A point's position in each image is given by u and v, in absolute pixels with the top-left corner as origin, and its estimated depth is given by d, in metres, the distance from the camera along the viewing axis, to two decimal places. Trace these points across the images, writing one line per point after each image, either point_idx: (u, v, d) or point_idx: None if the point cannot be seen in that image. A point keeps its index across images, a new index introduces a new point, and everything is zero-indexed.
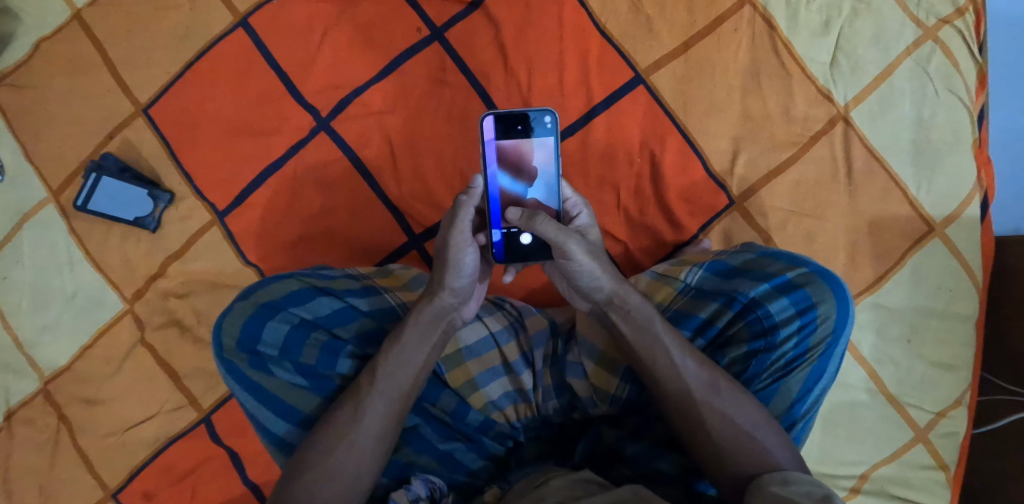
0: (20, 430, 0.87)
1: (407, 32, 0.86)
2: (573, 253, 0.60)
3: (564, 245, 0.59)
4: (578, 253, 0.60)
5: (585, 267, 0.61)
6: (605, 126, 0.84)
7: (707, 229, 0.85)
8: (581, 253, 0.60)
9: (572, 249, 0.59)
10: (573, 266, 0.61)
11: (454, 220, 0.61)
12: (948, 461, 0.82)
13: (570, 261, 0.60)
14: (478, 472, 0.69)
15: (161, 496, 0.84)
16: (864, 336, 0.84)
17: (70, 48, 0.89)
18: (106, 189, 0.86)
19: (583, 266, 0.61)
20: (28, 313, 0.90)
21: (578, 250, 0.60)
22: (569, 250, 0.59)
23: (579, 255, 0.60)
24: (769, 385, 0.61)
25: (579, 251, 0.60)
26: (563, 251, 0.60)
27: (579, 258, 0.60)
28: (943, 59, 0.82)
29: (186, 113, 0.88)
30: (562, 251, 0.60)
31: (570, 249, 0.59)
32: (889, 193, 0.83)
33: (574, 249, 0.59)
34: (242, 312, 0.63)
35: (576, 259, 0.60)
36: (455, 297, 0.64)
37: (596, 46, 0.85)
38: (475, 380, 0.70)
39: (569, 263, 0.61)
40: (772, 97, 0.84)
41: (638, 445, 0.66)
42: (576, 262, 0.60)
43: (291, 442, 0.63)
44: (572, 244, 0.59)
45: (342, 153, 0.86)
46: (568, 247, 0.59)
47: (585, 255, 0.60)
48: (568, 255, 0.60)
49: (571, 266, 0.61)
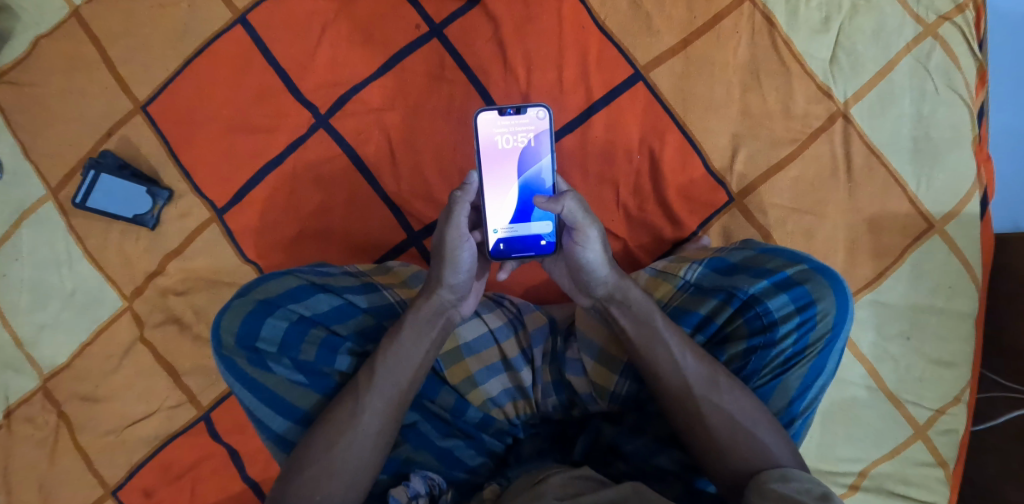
0: (20, 427, 0.87)
1: (407, 28, 0.86)
2: (589, 240, 0.61)
3: (586, 230, 0.60)
4: (595, 241, 0.61)
5: (598, 256, 0.62)
6: (604, 123, 0.84)
7: (707, 225, 0.85)
8: (597, 242, 0.61)
9: (592, 235, 0.60)
10: (585, 255, 0.61)
11: (450, 216, 0.61)
12: (947, 458, 0.82)
13: (584, 248, 0.61)
14: (478, 469, 0.69)
15: (161, 494, 0.84)
16: (863, 333, 0.84)
17: (70, 45, 0.89)
18: (106, 186, 0.86)
19: (595, 255, 0.61)
20: (27, 312, 0.89)
21: (596, 238, 0.61)
22: (589, 235, 0.60)
23: (594, 244, 0.61)
24: (768, 382, 0.62)
25: (596, 239, 0.61)
26: (582, 236, 0.61)
27: (593, 246, 0.61)
28: (943, 56, 0.82)
29: (185, 110, 0.88)
30: (580, 236, 0.61)
31: (590, 235, 0.60)
32: (888, 189, 0.83)
33: (592, 236, 0.61)
34: (242, 308, 0.63)
35: (591, 248, 0.61)
36: (454, 293, 0.64)
37: (596, 42, 0.84)
38: (475, 376, 0.70)
39: (583, 250, 0.61)
40: (772, 93, 0.84)
41: (637, 442, 0.66)
42: (590, 249, 0.61)
43: (291, 439, 0.63)
44: (592, 230, 0.61)
45: (342, 149, 0.86)
46: (588, 232, 0.60)
47: (598, 245, 0.61)
48: (584, 242, 0.61)
49: (581, 255, 0.62)
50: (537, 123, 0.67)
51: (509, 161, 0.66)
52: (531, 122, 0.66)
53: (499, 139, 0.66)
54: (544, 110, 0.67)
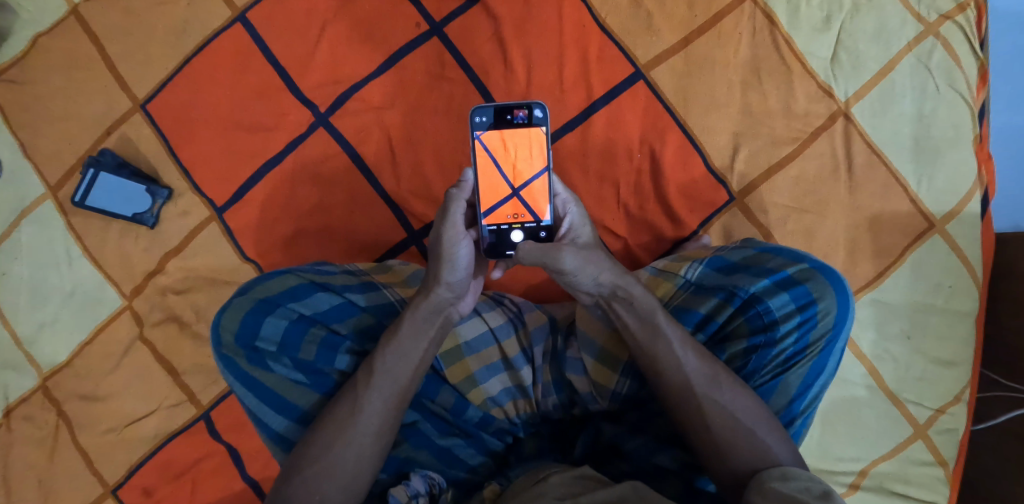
0: (20, 426, 0.87)
1: (406, 26, 0.86)
2: (565, 262, 0.60)
3: (554, 258, 0.60)
4: (569, 262, 0.60)
5: (579, 272, 0.61)
6: (605, 121, 0.84)
7: (707, 225, 0.85)
8: (573, 260, 0.60)
9: (562, 261, 0.60)
10: (567, 276, 0.61)
11: (446, 215, 0.61)
12: (948, 457, 0.82)
13: (564, 271, 0.61)
14: (478, 469, 0.69)
15: (161, 492, 0.84)
16: (864, 332, 0.84)
17: (69, 43, 0.89)
18: (105, 184, 0.85)
19: (578, 272, 0.61)
20: (27, 310, 0.89)
21: (569, 258, 0.60)
22: (559, 262, 0.60)
23: (573, 261, 0.60)
24: (768, 381, 0.62)
25: (570, 259, 0.60)
26: (555, 263, 0.60)
27: (572, 265, 0.60)
28: (944, 55, 0.82)
29: (185, 108, 0.87)
30: (554, 264, 0.60)
31: (560, 262, 0.60)
32: (889, 188, 0.83)
33: (564, 260, 0.60)
34: (242, 307, 0.63)
35: (570, 269, 0.60)
36: (451, 292, 0.64)
37: (597, 41, 0.84)
38: (475, 376, 0.70)
39: (564, 272, 0.61)
40: (772, 92, 0.84)
41: (638, 440, 0.66)
42: (570, 271, 0.61)
43: (291, 438, 0.63)
44: (561, 256, 0.60)
45: (342, 148, 0.86)
46: (557, 260, 0.60)
47: (576, 260, 0.60)
48: (561, 267, 0.60)
49: (565, 275, 0.61)
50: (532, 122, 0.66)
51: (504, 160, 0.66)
52: (515, 120, 0.66)
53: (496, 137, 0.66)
54: (542, 110, 0.66)
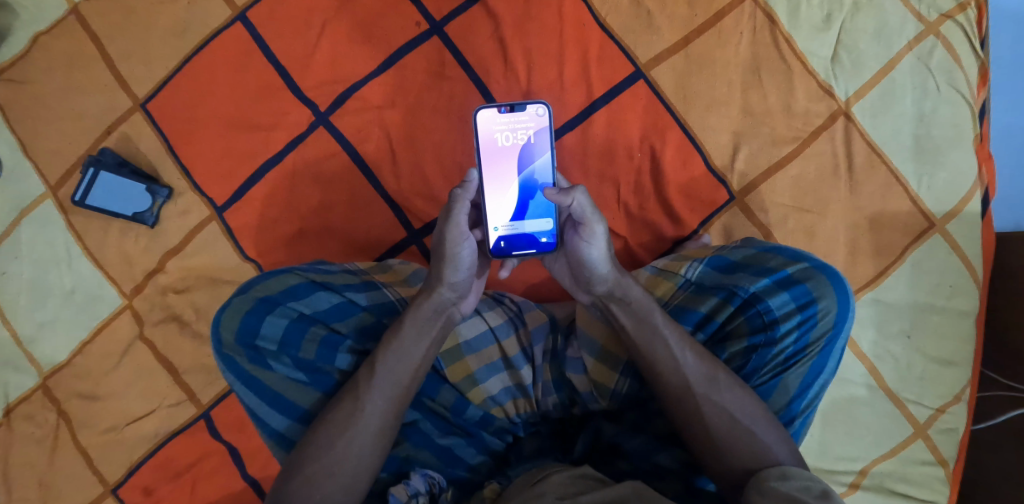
0: (20, 425, 0.87)
1: (407, 25, 0.86)
2: (594, 236, 0.61)
3: (592, 224, 0.60)
4: (600, 236, 0.61)
5: (601, 252, 0.62)
6: (605, 121, 0.84)
7: (707, 224, 0.85)
8: (602, 239, 0.61)
9: (597, 231, 0.61)
10: (588, 251, 0.62)
11: (450, 215, 0.60)
12: (947, 457, 0.82)
13: (588, 245, 0.61)
14: (478, 468, 0.69)
15: (161, 492, 0.84)
16: (864, 332, 0.84)
17: (69, 43, 0.89)
18: (105, 183, 0.86)
19: (599, 251, 0.62)
20: (27, 309, 0.89)
21: (601, 235, 0.61)
22: (596, 230, 0.61)
23: (598, 241, 0.62)
24: (768, 381, 0.61)
25: (600, 236, 0.61)
26: (588, 231, 0.61)
27: (597, 244, 0.61)
28: (945, 54, 0.82)
29: (185, 107, 0.87)
30: (586, 231, 0.61)
31: (596, 230, 0.61)
32: (889, 187, 0.83)
33: (597, 232, 0.61)
34: (242, 306, 0.63)
35: (595, 244, 0.61)
36: (453, 291, 0.64)
37: (597, 40, 0.84)
38: (475, 375, 0.70)
39: (587, 247, 0.61)
40: (772, 92, 0.84)
41: (638, 440, 0.66)
42: (594, 247, 0.61)
43: (291, 437, 0.63)
44: (598, 226, 0.61)
45: (341, 147, 0.86)
46: (594, 227, 0.61)
47: (602, 241, 0.62)
48: (590, 238, 0.61)
49: (585, 251, 0.62)
50: (537, 120, 0.66)
51: (510, 159, 0.66)
52: (522, 120, 0.66)
53: (503, 136, 0.66)
54: (544, 107, 0.66)
